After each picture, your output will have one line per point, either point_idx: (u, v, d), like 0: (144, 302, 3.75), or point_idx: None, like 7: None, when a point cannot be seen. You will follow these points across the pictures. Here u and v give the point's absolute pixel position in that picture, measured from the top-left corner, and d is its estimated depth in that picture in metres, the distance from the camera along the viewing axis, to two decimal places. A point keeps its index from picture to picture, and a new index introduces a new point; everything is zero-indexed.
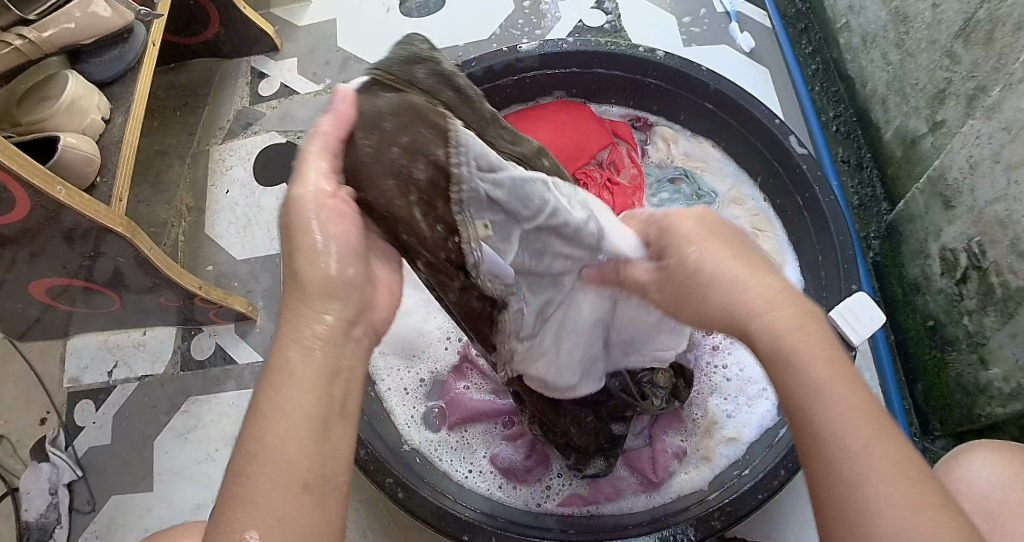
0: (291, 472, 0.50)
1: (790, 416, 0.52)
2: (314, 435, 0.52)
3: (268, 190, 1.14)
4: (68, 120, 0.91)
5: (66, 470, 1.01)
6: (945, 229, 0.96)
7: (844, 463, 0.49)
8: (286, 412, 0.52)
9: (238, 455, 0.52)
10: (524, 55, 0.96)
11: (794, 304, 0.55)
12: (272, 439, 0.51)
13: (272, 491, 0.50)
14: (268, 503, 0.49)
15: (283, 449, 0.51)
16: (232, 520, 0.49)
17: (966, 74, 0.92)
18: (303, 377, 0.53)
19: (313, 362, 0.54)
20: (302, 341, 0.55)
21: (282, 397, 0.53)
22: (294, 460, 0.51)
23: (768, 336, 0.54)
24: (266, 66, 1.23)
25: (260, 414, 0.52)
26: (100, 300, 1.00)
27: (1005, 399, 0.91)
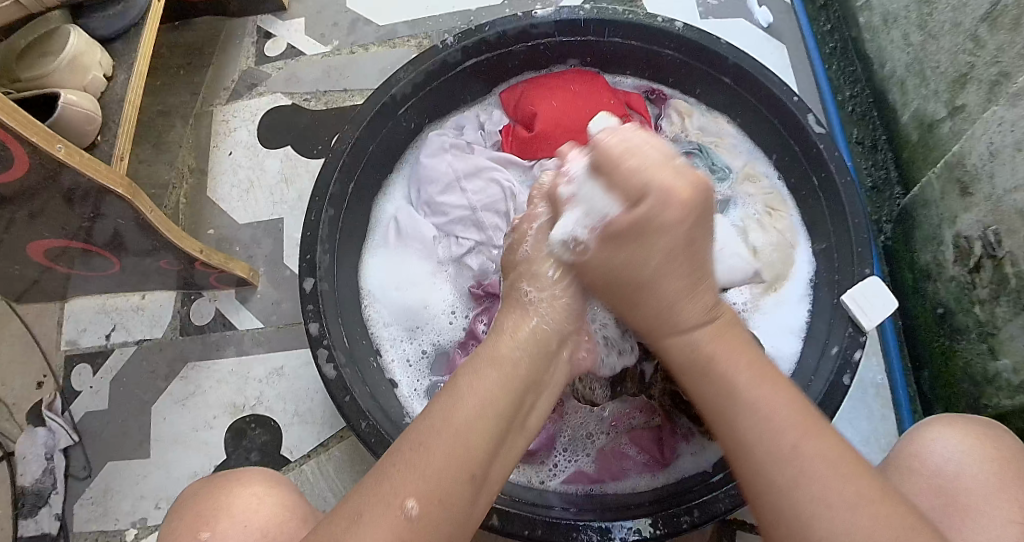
0: (465, 456, 0.56)
1: (722, 429, 0.58)
2: (499, 433, 0.59)
3: (271, 153, 1.12)
4: (70, 76, 0.89)
5: (62, 435, 1.00)
6: (960, 216, 0.94)
7: (773, 449, 0.55)
8: (476, 405, 0.59)
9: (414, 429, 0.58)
10: (538, 21, 0.93)
11: (725, 334, 0.62)
12: (459, 427, 0.57)
13: (439, 462, 0.55)
14: (435, 479, 0.55)
15: (461, 436, 0.57)
16: (395, 484, 0.55)
17: (991, 58, 0.90)
18: (501, 378, 0.61)
19: (498, 370, 0.62)
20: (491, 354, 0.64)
21: (500, 400, 0.60)
22: (471, 452, 0.57)
23: (698, 348, 0.61)
24: (272, 26, 1.20)
25: (459, 403, 0.59)
26: (99, 262, 0.98)
27: (1013, 391, 0.90)
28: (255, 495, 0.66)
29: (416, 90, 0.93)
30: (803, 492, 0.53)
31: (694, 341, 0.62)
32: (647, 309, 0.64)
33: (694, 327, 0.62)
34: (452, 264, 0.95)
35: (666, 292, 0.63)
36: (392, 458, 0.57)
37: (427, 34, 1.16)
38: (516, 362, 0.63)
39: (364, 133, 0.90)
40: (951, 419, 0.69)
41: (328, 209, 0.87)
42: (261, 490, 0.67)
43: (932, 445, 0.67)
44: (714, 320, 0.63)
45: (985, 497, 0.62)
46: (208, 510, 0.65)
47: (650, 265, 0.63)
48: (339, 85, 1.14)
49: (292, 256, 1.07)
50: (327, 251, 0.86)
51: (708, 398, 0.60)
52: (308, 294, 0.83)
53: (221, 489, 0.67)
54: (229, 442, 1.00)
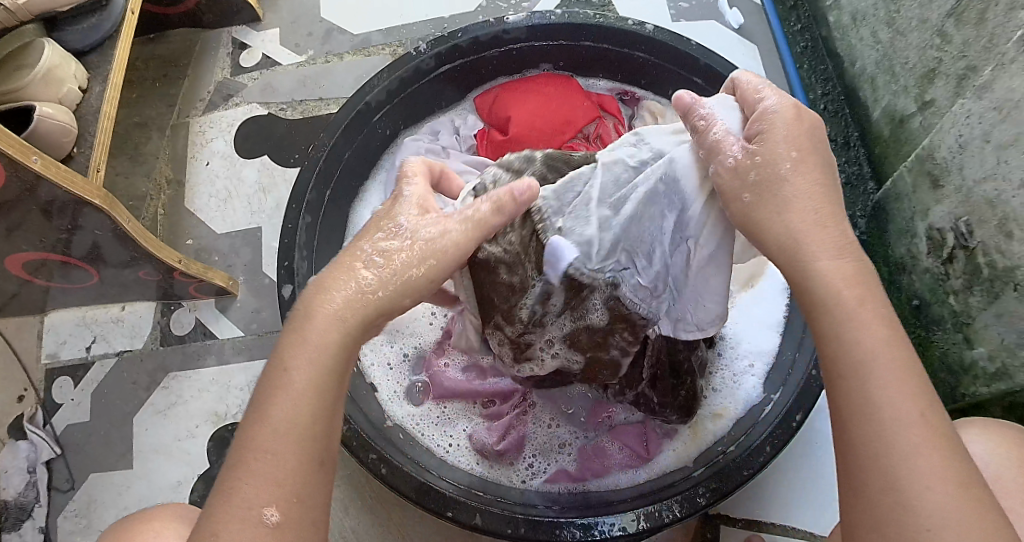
0: (308, 450, 0.54)
1: (844, 405, 0.54)
2: (329, 414, 0.55)
3: (248, 163, 1.12)
4: (45, 88, 0.89)
5: (44, 447, 1.00)
6: (932, 208, 0.96)
7: (895, 431, 0.51)
8: (300, 392, 0.54)
9: (253, 425, 0.54)
10: (510, 27, 0.94)
11: (862, 278, 0.56)
12: (297, 419, 0.54)
13: (287, 464, 0.53)
14: (284, 479, 0.53)
15: (295, 428, 0.54)
16: (247, 496, 0.52)
17: (957, 53, 0.92)
18: (324, 357, 0.56)
19: (331, 343, 0.56)
20: (321, 312, 0.57)
21: (333, 375, 0.56)
22: (314, 438, 0.54)
23: (832, 294, 0.55)
24: (248, 37, 1.20)
25: (284, 391, 0.55)
26: (78, 274, 0.98)
27: (989, 379, 0.91)
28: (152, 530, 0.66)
29: (391, 97, 0.94)
30: (904, 471, 0.50)
31: (817, 273, 0.56)
32: (776, 236, 0.58)
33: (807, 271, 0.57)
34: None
35: (798, 228, 0.57)
36: (236, 464, 0.53)
37: (401, 42, 1.17)
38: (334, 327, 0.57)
39: (340, 139, 0.90)
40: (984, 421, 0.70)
41: (305, 215, 0.88)
42: (160, 523, 0.66)
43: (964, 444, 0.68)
44: (854, 254, 0.57)
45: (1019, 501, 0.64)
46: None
47: (781, 220, 0.58)
48: (314, 94, 1.15)
49: (271, 264, 1.08)
50: (305, 257, 0.87)
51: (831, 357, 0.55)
52: (286, 300, 0.83)
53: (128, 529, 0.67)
54: (211, 452, 0.99)
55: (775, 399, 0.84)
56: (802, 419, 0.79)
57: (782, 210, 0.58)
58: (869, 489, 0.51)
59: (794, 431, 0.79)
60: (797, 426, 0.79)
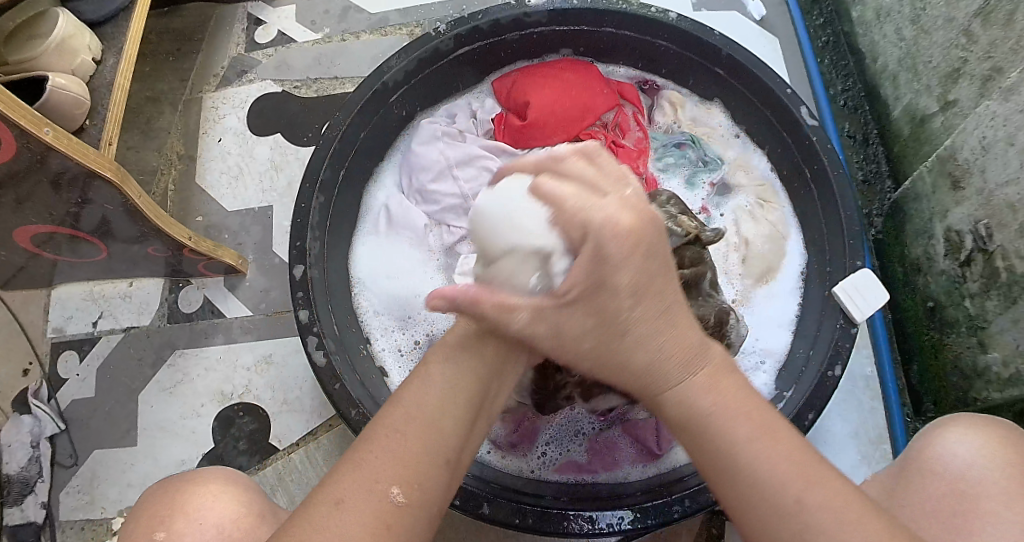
0: (436, 443, 0.55)
1: (717, 475, 0.54)
2: (466, 420, 0.57)
3: (260, 141, 1.11)
4: (58, 59, 0.88)
5: (49, 422, 0.99)
6: (951, 210, 0.95)
7: (779, 494, 0.52)
8: (445, 392, 0.57)
9: (389, 409, 0.57)
10: (532, 10, 0.93)
11: (721, 376, 0.56)
12: (428, 413, 0.56)
13: (415, 451, 0.54)
14: (411, 462, 0.54)
15: (433, 422, 0.56)
16: (374, 471, 0.53)
17: (984, 53, 0.90)
18: (465, 366, 0.58)
19: (475, 354, 0.59)
20: (462, 329, 0.60)
21: (466, 377, 0.58)
22: (443, 435, 0.56)
23: (682, 393, 0.55)
24: (262, 13, 1.19)
25: (425, 389, 0.57)
26: (86, 248, 0.97)
27: (1002, 384, 0.90)
28: (208, 495, 0.65)
29: (408, 78, 0.92)
30: (808, 521, 0.51)
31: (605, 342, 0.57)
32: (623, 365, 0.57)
33: (682, 392, 0.56)
34: (443, 254, 0.95)
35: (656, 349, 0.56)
36: (364, 441, 0.55)
37: (418, 22, 1.16)
38: (483, 345, 0.60)
39: (354, 120, 0.89)
40: (973, 418, 0.68)
41: (318, 196, 0.86)
42: (216, 487, 0.65)
43: (948, 444, 0.67)
44: (702, 360, 0.56)
45: (1005, 505, 0.62)
46: (163, 512, 0.63)
47: (626, 336, 0.56)
48: (329, 72, 1.13)
49: (281, 243, 1.07)
50: (317, 238, 0.85)
51: (695, 447, 0.55)
52: (297, 281, 0.82)
53: (180, 492, 0.65)
54: (216, 431, 0.99)
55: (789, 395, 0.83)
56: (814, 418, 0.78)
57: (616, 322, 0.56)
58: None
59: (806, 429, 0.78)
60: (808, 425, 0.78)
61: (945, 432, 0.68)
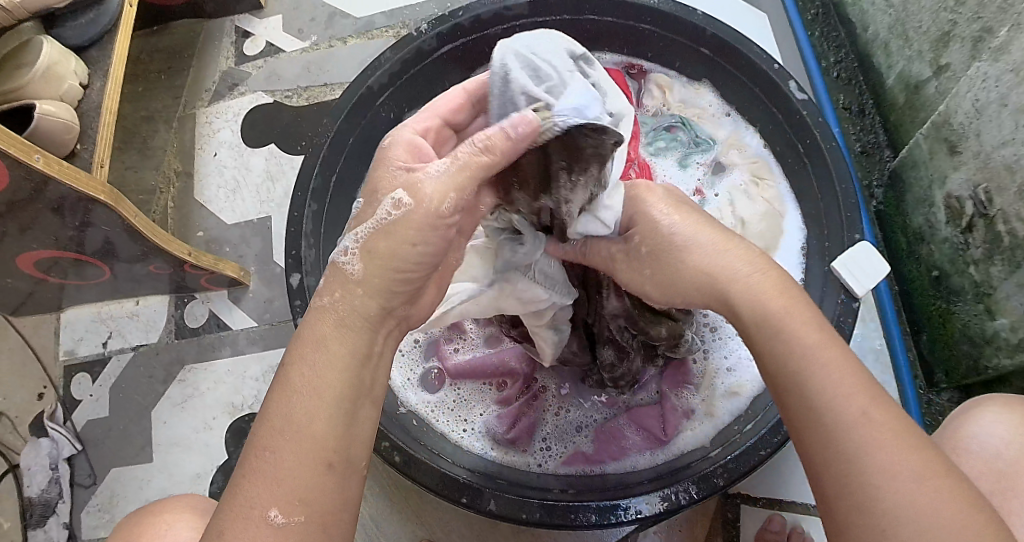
0: (311, 452, 0.52)
1: (791, 400, 0.56)
2: (344, 415, 0.53)
3: (255, 152, 1.12)
4: (44, 87, 0.88)
5: (65, 444, 1.01)
6: (949, 176, 0.93)
7: (851, 438, 0.52)
8: (311, 391, 0.52)
9: (259, 425, 0.53)
10: (513, 3, 0.93)
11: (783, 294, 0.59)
12: (304, 422, 0.52)
13: (289, 468, 0.51)
14: (287, 481, 0.51)
15: (305, 430, 0.52)
16: (252, 494, 0.51)
17: (972, 15, 0.88)
18: (326, 358, 0.53)
19: (338, 339, 0.54)
20: (325, 319, 0.55)
21: (332, 369, 0.53)
22: (320, 442, 0.52)
23: (765, 317, 0.58)
24: (250, 25, 1.19)
25: (289, 396, 0.52)
26: (90, 271, 0.98)
27: (1011, 349, 0.89)
28: (163, 523, 0.66)
29: (394, 79, 0.92)
30: (870, 466, 0.52)
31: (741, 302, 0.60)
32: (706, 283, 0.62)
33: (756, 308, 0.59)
34: None
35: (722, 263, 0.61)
36: (243, 474, 0.52)
37: (404, 23, 1.16)
38: (348, 332, 0.54)
39: (343, 125, 0.90)
40: (999, 402, 0.69)
41: (311, 204, 0.87)
42: (171, 516, 0.67)
43: (977, 432, 0.67)
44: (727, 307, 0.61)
45: None
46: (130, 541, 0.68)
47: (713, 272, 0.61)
48: (318, 80, 1.14)
49: (282, 252, 1.07)
50: (312, 246, 0.86)
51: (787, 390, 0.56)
52: (295, 289, 0.83)
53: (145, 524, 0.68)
54: (230, 442, 1.00)
55: None
56: None
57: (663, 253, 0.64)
58: (839, 509, 0.52)
59: None
60: None
61: (976, 416, 0.68)
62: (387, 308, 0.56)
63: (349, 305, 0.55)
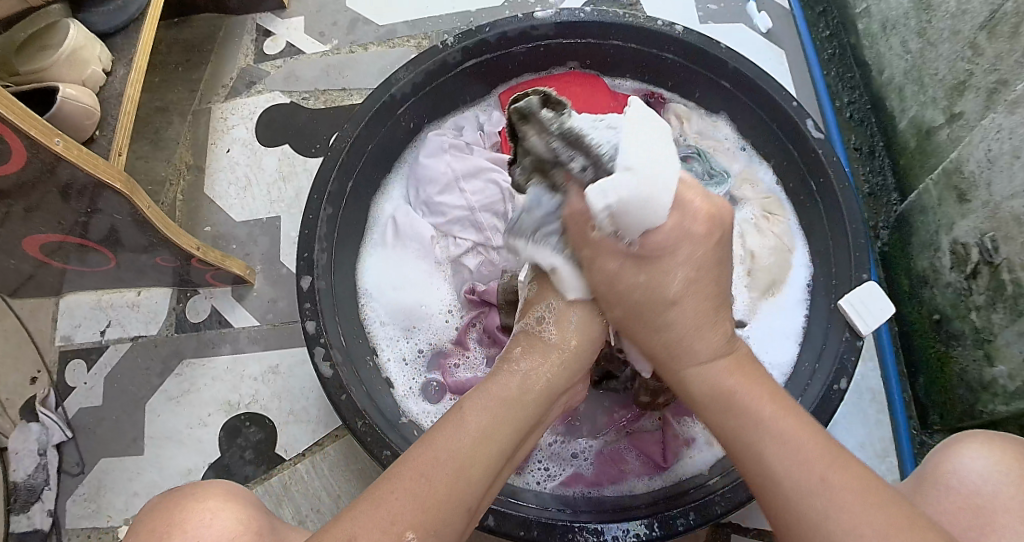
0: (461, 490, 0.57)
1: (746, 460, 0.58)
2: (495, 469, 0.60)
3: (269, 151, 1.12)
4: (68, 70, 0.88)
5: (56, 430, 0.99)
6: (957, 222, 0.95)
7: (805, 483, 0.54)
8: (480, 433, 0.59)
9: (418, 449, 0.59)
10: (540, 23, 0.94)
11: (743, 367, 0.63)
12: (465, 460, 0.58)
13: (439, 492, 0.56)
14: (433, 506, 0.55)
15: (461, 467, 0.57)
16: (396, 511, 0.55)
17: (990, 66, 0.90)
18: (502, 413, 0.62)
19: (516, 401, 0.63)
20: (504, 378, 0.64)
21: (504, 422, 0.61)
22: (471, 483, 0.57)
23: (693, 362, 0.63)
24: (272, 24, 1.20)
25: (460, 428, 0.59)
26: (95, 257, 0.97)
27: (1008, 397, 0.90)
28: (207, 511, 0.63)
29: (416, 90, 0.93)
30: (821, 513, 0.53)
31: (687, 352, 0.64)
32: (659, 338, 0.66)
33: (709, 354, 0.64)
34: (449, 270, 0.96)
35: (686, 322, 0.64)
36: (386, 482, 0.57)
37: (426, 34, 1.17)
38: (523, 399, 0.63)
39: (362, 131, 0.89)
40: (984, 436, 0.68)
41: (326, 207, 0.87)
42: (213, 503, 0.64)
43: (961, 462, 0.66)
44: (729, 357, 0.64)
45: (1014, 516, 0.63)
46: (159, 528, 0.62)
47: (676, 318, 0.65)
48: (337, 84, 1.14)
49: (289, 254, 1.07)
50: (324, 249, 0.86)
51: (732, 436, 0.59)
52: (305, 292, 0.83)
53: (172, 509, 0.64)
54: (223, 440, 0.99)
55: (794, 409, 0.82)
56: None
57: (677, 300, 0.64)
58: (787, 535, 0.54)
59: None
60: None
61: (959, 451, 0.67)
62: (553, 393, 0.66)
63: (525, 381, 0.65)
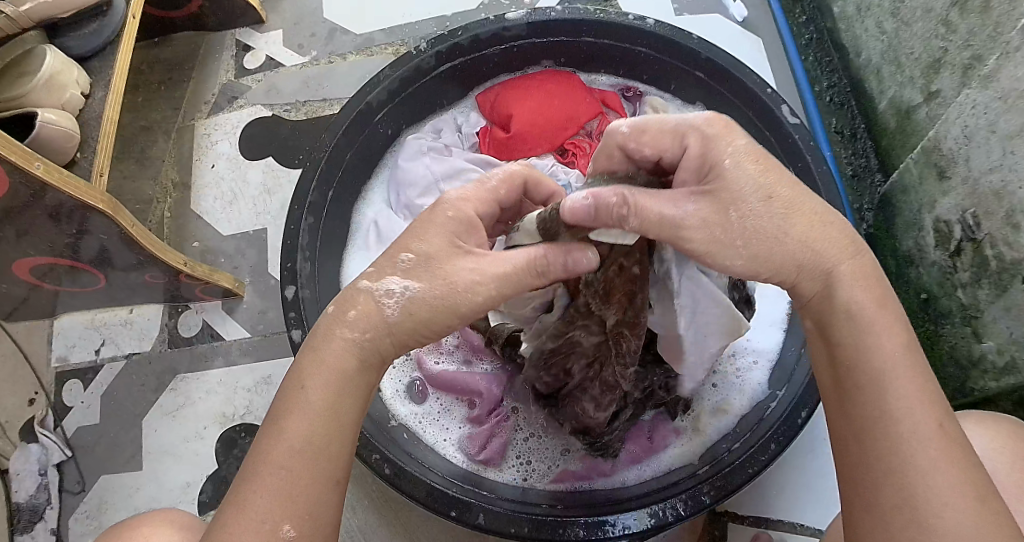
0: (324, 470, 0.55)
1: (864, 393, 0.54)
2: (347, 435, 0.57)
3: (252, 165, 1.13)
4: (47, 96, 0.89)
5: (55, 450, 1.00)
6: (938, 201, 0.95)
7: (918, 452, 0.52)
8: (324, 409, 0.56)
9: (269, 441, 0.55)
10: (511, 24, 0.94)
11: (869, 278, 0.58)
12: (319, 441, 0.55)
13: (304, 483, 0.54)
14: (299, 497, 0.54)
15: (313, 447, 0.55)
16: (263, 510, 0.53)
17: (963, 43, 0.90)
18: (342, 382, 0.58)
19: (355, 366, 0.58)
20: (335, 344, 0.58)
21: (351, 396, 0.58)
22: (332, 459, 0.56)
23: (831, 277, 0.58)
24: (251, 39, 1.21)
25: (303, 409, 0.56)
26: (85, 278, 0.98)
27: (998, 373, 0.90)
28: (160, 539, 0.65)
29: (391, 97, 0.93)
30: (923, 490, 0.51)
31: (837, 279, 0.57)
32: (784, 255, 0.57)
33: (827, 284, 0.58)
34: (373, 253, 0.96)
35: (828, 238, 0.58)
36: (249, 478, 0.55)
37: (403, 41, 1.18)
38: (357, 361, 0.58)
39: (340, 140, 0.90)
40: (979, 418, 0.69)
41: (307, 217, 0.88)
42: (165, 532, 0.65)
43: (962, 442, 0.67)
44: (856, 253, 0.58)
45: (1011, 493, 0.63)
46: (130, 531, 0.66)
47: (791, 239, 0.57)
48: (317, 95, 1.15)
49: (276, 265, 1.08)
50: (307, 259, 0.86)
51: (851, 366, 0.56)
52: (289, 301, 0.83)
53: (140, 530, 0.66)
54: (219, 452, 1.00)
55: (781, 394, 0.83)
56: (807, 416, 0.78)
57: (790, 231, 0.57)
58: (883, 506, 0.52)
59: (799, 427, 0.78)
60: (802, 422, 0.78)
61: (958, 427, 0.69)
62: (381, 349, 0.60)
63: (360, 347, 0.59)
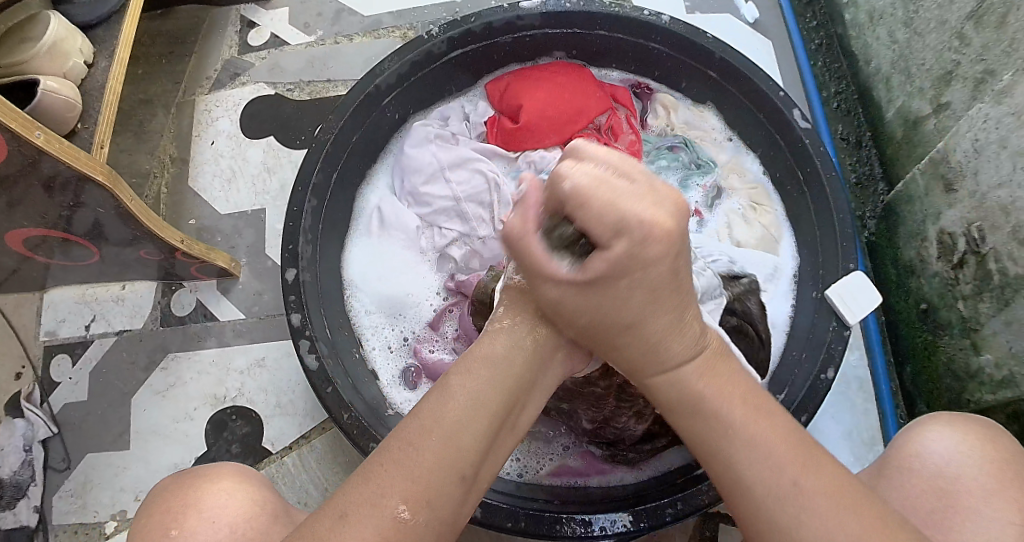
0: (454, 459, 0.55)
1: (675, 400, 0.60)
2: (493, 429, 0.57)
3: (252, 143, 1.11)
4: (49, 63, 0.87)
5: (41, 426, 0.98)
6: (944, 212, 0.94)
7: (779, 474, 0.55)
8: (470, 399, 0.56)
9: (408, 420, 0.57)
10: (524, 12, 0.93)
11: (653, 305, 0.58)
12: (456, 424, 0.55)
13: (431, 465, 0.54)
14: (425, 478, 0.53)
15: (453, 434, 0.55)
16: (383, 484, 0.53)
17: (976, 56, 0.90)
18: (494, 374, 0.58)
19: (506, 360, 0.59)
20: (491, 341, 0.61)
21: (496, 392, 0.58)
22: (468, 444, 0.55)
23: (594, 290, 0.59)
24: (256, 16, 1.19)
25: (449, 396, 0.57)
26: (79, 252, 0.96)
27: (995, 387, 0.90)
28: (222, 490, 0.65)
29: (401, 81, 0.92)
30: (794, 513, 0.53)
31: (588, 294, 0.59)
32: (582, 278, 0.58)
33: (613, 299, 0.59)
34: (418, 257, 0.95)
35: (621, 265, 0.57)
36: (379, 455, 0.55)
37: (411, 25, 1.16)
38: (514, 358, 0.60)
39: (347, 123, 0.89)
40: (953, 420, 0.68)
41: (310, 200, 0.86)
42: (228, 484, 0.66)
43: (926, 441, 0.67)
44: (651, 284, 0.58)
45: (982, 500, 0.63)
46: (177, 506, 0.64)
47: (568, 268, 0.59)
48: (321, 75, 1.13)
49: (273, 246, 1.07)
50: (309, 242, 0.85)
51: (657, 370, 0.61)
52: (290, 284, 0.82)
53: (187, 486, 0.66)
54: (209, 435, 0.99)
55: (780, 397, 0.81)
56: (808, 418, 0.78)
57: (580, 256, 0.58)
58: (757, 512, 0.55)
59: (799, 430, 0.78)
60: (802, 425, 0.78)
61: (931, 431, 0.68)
62: (528, 353, 0.60)
63: (512, 346, 0.60)
